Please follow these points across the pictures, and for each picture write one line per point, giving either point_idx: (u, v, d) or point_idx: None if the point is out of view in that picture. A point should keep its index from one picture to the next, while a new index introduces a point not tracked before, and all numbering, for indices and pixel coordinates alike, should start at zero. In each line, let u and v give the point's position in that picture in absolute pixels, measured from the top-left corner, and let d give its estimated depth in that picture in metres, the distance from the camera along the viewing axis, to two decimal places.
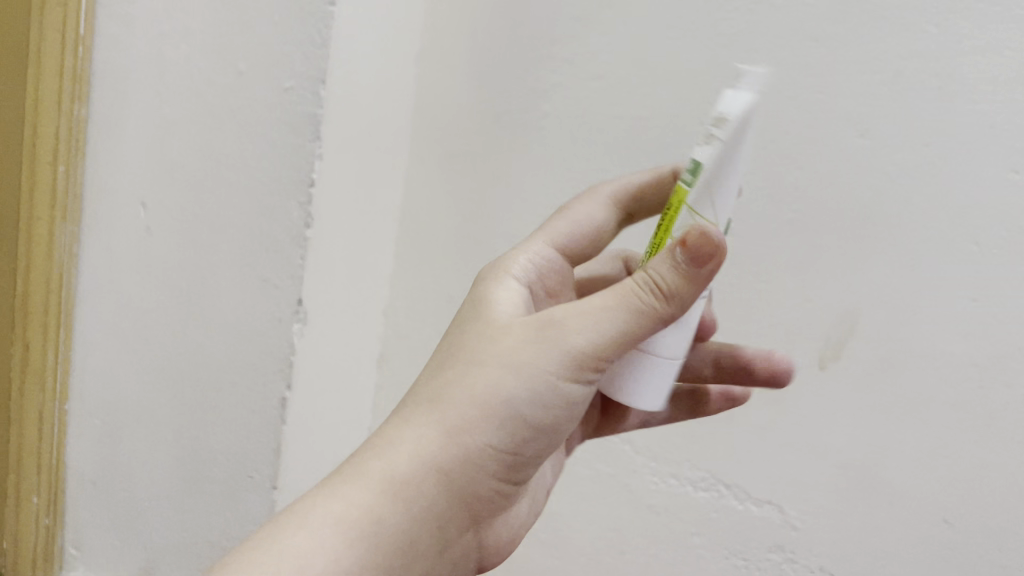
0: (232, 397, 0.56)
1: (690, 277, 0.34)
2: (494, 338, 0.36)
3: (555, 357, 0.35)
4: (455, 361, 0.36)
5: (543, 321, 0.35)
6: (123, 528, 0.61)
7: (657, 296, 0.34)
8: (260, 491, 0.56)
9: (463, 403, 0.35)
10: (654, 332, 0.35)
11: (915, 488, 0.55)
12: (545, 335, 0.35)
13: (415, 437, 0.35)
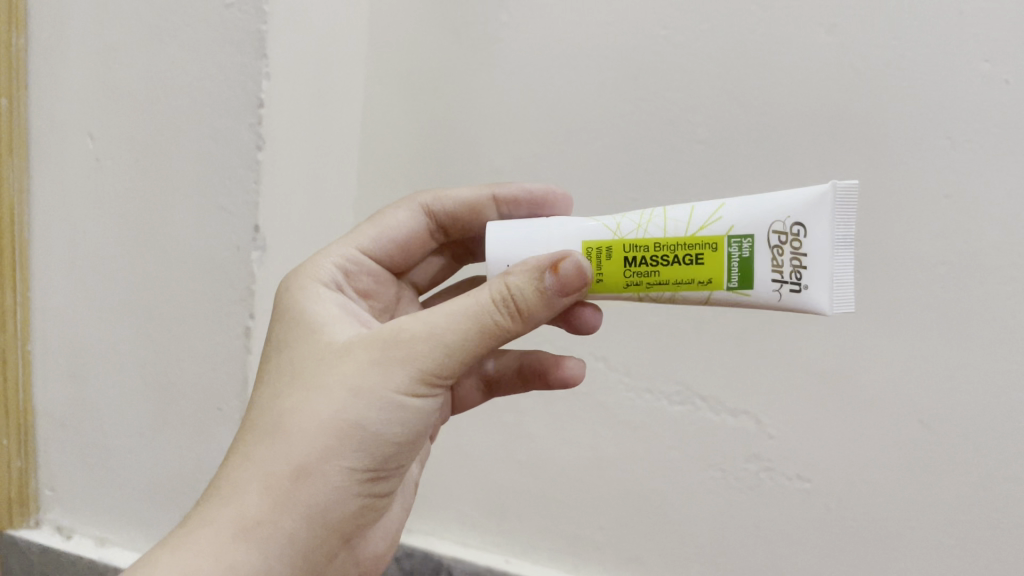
0: (196, 330, 0.55)
1: (541, 289, 0.34)
2: (318, 361, 0.36)
3: (399, 375, 0.34)
4: (295, 394, 0.36)
5: (383, 339, 0.35)
6: (95, 467, 0.60)
7: (484, 308, 0.34)
8: (230, 423, 0.55)
9: (310, 431, 0.34)
10: (476, 342, 0.34)
11: (890, 392, 0.54)
12: (388, 356, 0.35)
13: (253, 467, 0.34)
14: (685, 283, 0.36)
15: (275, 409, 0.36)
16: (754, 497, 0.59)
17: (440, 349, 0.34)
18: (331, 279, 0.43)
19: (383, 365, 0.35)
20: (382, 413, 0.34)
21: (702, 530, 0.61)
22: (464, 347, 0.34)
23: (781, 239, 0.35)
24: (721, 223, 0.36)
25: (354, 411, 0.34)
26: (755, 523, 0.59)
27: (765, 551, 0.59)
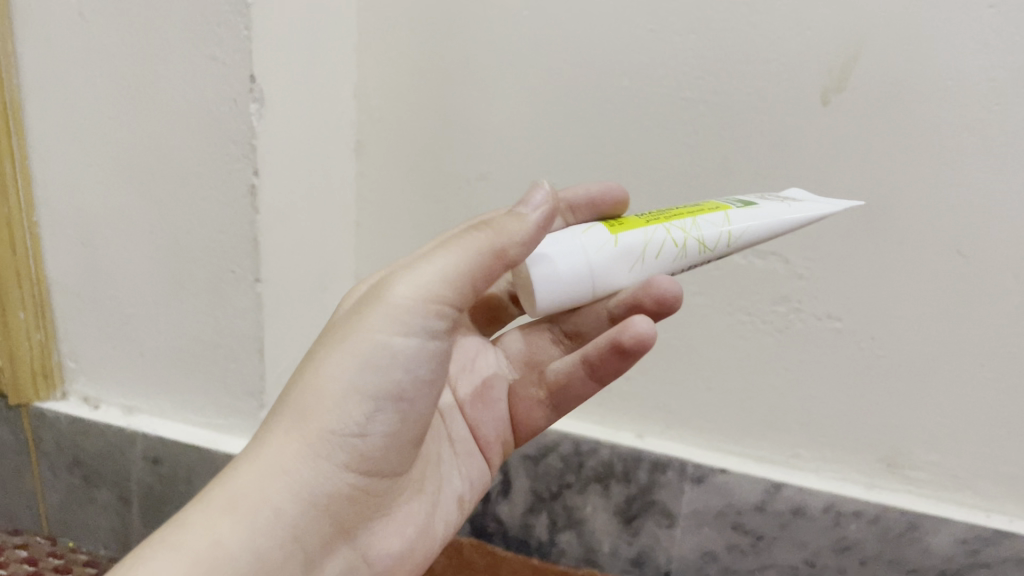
0: (200, 191, 0.54)
1: (523, 218, 0.36)
2: (333, 328, 0.39)
3: (388, 316, 0.36)
4: (312, 355, 0.38)
5: (397, 300, 0.37)
6: (113, 337, 0.60)
7: (488, 234, 0.36)
8: (244, 285, 0.55)
9: (319, 398, 0.36)
10: (479, 268, 0.36)
11: (926, 223, 0.52)
12: (395, 304, 0.36)
13: (279, 438, 0.36)
14: (704, 213, 0.41)
15: (293, 377, 0.38)
16: (782, 338, 0.58)
17: (437, 274, 0.36)
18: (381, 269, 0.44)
19: (380, 305, 0.37)
20: (382, 357, 0.37)
21: (729, 375, 0.60)
22: (471, 275, 0.36)
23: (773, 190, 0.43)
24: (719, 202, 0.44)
25: (354, 368, 0.36)
26: (784, 365, 0.59)
27: (793, 391, 0.59)
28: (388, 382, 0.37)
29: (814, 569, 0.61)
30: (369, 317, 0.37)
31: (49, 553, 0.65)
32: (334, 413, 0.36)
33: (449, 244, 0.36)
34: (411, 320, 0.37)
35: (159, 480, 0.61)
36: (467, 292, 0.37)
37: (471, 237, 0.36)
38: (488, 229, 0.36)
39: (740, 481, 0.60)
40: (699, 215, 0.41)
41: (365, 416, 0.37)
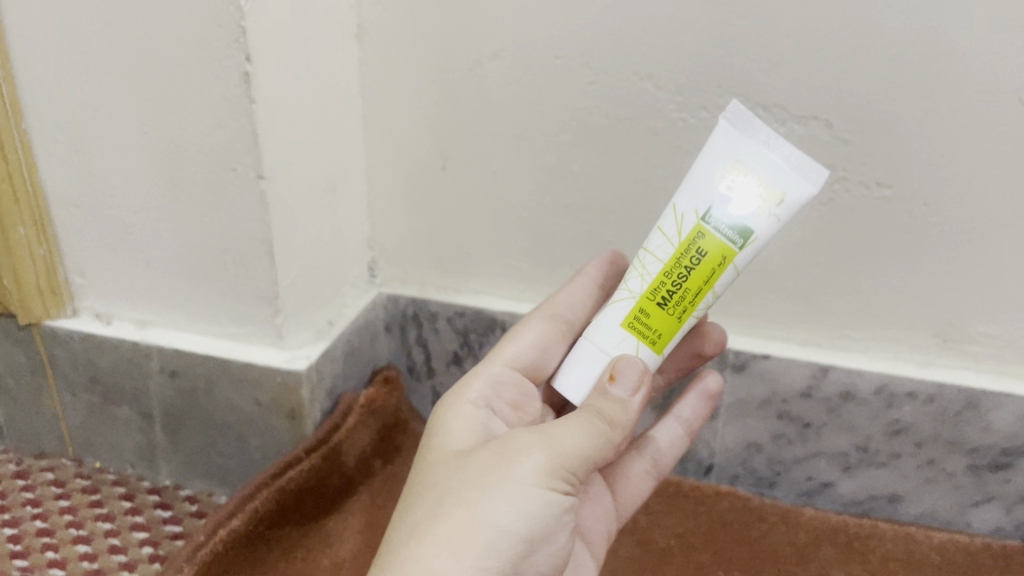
0: (190, 83, 0.49)
1: (624, 403, 0.41)
2: (446, 472, 0.39)
3: (526, 471, 0.37)
4: (431, 499, 0.38)
5: (514, 449, 0.38)
6: (118, 248, 0.57)
7: (603, 421, 0.40)
8: (247, 183, 0.51)
9: (472, 541, 0.36)
10: (600, 451, 0.39)
11: (987, 71, 0.47)
12: (517, 456, 0.38)
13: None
14: (714, 279, 0.41)
15: (413, 515, 0.38)
16: (829, 212, 0.53)
17: (545, 447, 0.38)
18: (482, 402, 0.45)
19: (512, 462, 0.38)
20: (524, 516, 0.37)
21: (769, 257, 0.56)
22: (595, 460, 0.39)
23: (728, 183, 0.41)
24: (691, 217, 0.42)
25: (506, 514, 0.37)
26: (830, 242, 0.54)
27: (841, 269, 0.55)
28: (531, 534, 0.37)
29: (865, 454, 0.58)
30: (497, 472, 0.38)
31: (77, 475, 0.64)
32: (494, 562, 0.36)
33: (568, 420, 0.39)
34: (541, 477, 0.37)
35: (180, 394, 0.59)
36: (582, 469, 0.39)
37: (589, 429, 0.39)
38: (607, 421, 0.40)
39: (785, 367, 0.57)
40: (712, 280, 0.41)
41: (511, 560, 0.37)
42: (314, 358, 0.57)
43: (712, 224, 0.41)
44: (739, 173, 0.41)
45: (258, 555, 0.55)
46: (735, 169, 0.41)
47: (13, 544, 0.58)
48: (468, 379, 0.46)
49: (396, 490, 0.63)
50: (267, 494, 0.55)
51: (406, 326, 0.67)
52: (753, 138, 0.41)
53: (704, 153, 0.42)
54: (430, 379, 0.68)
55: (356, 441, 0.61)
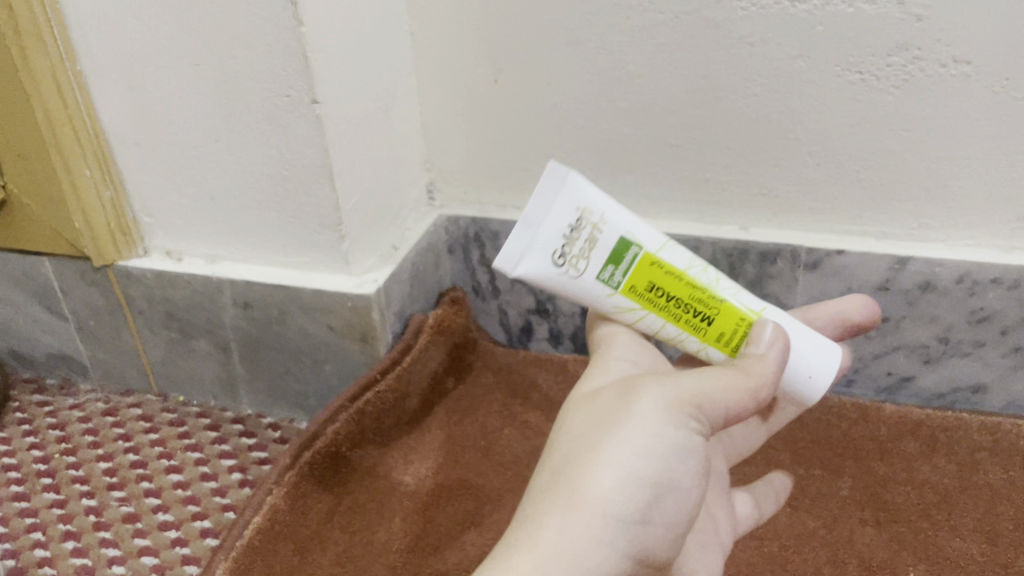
0: (234, 9, 0.48)
1: (769, 363, 0.38)
2: (591, 409, 0.37)
3: (654, 409, 0.34)
4: (579, 435, 0.35)
5: (665, 385, 0.35)
6: (182, 184, 0.57)
7: (749, 375, 0.37)
8: (302, 109, 0.51)
9: (596, 480, 0.33)
10: (747, 406, 0.36)
11: None
12: (665, 393, 0.35)
13: (558, 508, 0.33)
14: (694, 275, 0.39)
15: (559, 453, 0.35)
16: (901, 94, 0.51)
17: (692, 390, 0.35)
18: (631, 357, 0.42)
19: (634, 400, 0.35)
20: (651, 458, 0.34)
21: (840, 147, 0.54)
22: (737, 411, 0.36)
23: (565, 253, 0.37)
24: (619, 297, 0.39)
25: (629, 453, 0.34)
26: (904, 127, 0.52)
27: (916, 155, 0.52)
28: (658, 477, 0.34)
29: (947, 346, 0.57)
30: (622, 413, 0.35)
31: (163, 409, 0.66)
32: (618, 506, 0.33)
33: (715, 370, 0.36)
34: (668, 417, 0.34)
35: (254, 324, 0.60)
36: (727, 417, 0.36)
37: (736, 377, 0.36)
38: (752, 374, 0.37)
39: (860, 261, 0.56)
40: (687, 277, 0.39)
41: (637, 505, 0.33)
42: (381, 281, 0.57)
43: (620, 275, 0.38)
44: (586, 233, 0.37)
45: (343, 474, 0.57)
46: (580, 238, 0.37)
47: (109, 476, 0.61)
48: (607, 335, 0.42)
49: (469, 407, 0.64)
50: (347, 416, 0.57)
51: (468, 247, 0.66)
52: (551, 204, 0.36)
53: (542, 284, 0.38)
54: (496, 298, 0.68)
55: (429, 361, 0.62)
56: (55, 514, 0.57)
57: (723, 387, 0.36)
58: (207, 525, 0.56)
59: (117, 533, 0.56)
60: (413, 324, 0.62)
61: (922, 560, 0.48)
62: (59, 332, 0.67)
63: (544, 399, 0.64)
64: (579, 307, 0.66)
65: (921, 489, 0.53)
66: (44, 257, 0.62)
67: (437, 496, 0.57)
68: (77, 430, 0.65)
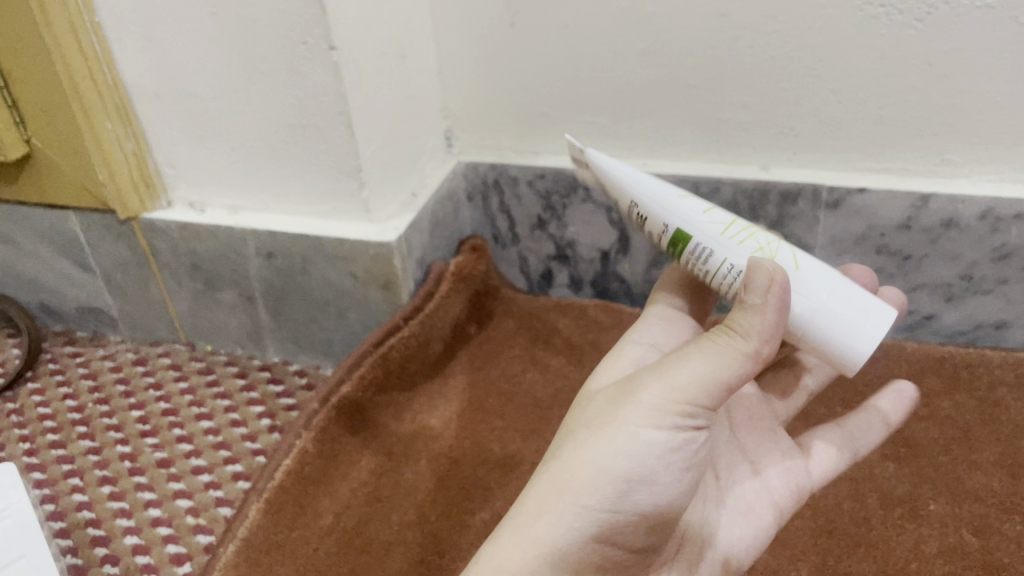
0: None
1: (760, 318, 0.35)
2: (589, 401, 0.39)
3: (639, 413, 0.36)
4: (578, 424, 0.38)
5: (645, 376, 0.37)
6: (203, 135, 0.58)
7: (735, 339, 0.35)
8: (318, 55, 0.51)
9: (574, 479, 0.36)
10: (736, 372, 0.35)
11: None
12: (641, 385, 0.36)
13: (544, 489, 0.36)
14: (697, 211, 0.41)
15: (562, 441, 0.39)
16: (924, 27, 0.50)
17: (669, 377, 0.36)
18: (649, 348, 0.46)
19: (627, 399, 0.37)
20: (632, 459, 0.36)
21: (862, 83, 0.53)
22: (732, 382, 0.35)
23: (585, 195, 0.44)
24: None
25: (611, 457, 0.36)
26: (927, 60, 0.51)
27: (940, 89, 0.52)
28: (637, 469, 0.36)
29: (970, 283, 0.57)
30: (615, 416, 0.37)
31: (192, 359, 0.67)
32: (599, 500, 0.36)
33: (700, 348, 0.36)
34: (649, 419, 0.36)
35: (277, 274, 0.61)
36: (713, 389, 0.35)
37: (720, 350, 0.35)
38: (736, 336, 0.35)
39: (881, 199, 0.55)
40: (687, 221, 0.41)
41: (616, 496, 0.36)
42: (402, 229, 0.58)
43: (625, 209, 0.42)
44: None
45: (370, 418, 0.58)
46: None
47: (141, 423, 0.62)
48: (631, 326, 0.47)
49: (492, 353, 0.64)
50: (372, 361, 0.58)
51: (487, 193, 0.66)
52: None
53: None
54: (515, 245, 0.68)
55: (450, 308, 0.63)
56: (91, 460, 0.59)
57: (717, 364, 0.35)
58: (238, 469, 0.58)
59: (152, 479, 0.57)
60: (434, 272, 0.62)
61: (943, 494, 0.49)
62: (87, 286, 0.68)
63: (566, 344, 0.65)
64: (599, 253, 0.66)
65: (942, 424, 0.53)
66: (69, 212, 0.63)
67: (462, 438, 0.58)
68: (109, 380, 0.66)
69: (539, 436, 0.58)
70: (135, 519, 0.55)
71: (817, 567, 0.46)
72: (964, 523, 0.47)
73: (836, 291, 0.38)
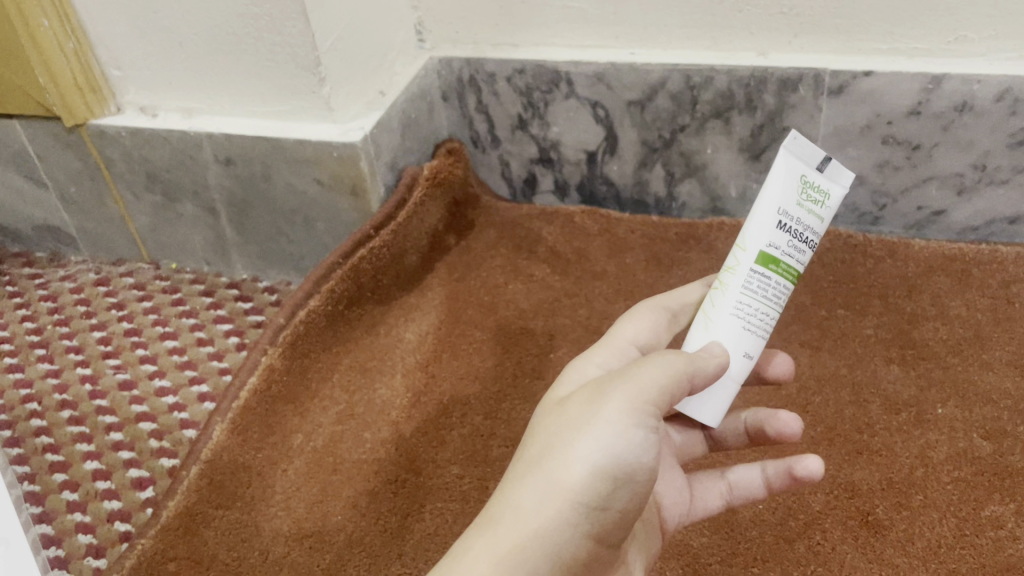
0: None
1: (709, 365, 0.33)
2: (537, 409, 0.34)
3: (611, 419, 0.30)
4: (533, 433, 0.33)
5: (602, 382, 0.32)
6: (148, 31, 0.53)
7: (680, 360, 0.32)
8: None
9: (549, 490, 0.30)
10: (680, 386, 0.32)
11: None
12: (602, 389, 0.31)
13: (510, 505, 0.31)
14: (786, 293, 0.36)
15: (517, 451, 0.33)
16: None
17: (627, 382, 0.31)
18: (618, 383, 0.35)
19: (594, 400, 0.31)
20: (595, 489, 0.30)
21: None
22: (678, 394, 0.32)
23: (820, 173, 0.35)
24: (753, 247, 0.35)
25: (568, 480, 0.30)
26: None
27: None
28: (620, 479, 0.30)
29: (983, 174, 0.52)
30: (568, 428, 0.31)
31: (156, 278, 0.64)
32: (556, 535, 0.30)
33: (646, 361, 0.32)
34: (610, 434, 0.30)
35: (238, 182, 0.56)
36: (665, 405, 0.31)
37: (670, 363, 0.31)
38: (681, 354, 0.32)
39: (888, 83, 0.51)
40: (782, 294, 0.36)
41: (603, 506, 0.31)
42: (368, 129, 0.53)
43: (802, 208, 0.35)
44: (816, 201, 0.35)
45: (342, 333, 0.54)
46: (808, 203, 0.35)
47: (102, 345, 0.59)
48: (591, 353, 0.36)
49: (472, 263, 0.61)
50: (342, 273, 0.54)
51: (464, 92, 0.62)
52: (809, 157, 0.35)
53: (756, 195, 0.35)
54: (496, 149, 0.64)
55: (426, 217, 0.59)
56: (50, 384, 0.56)
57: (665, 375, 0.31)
58: (205, 390, 0.55)
59: (114, 402, 0.54)
60: (405, 178, 0.58)
61: (952, 397, 0.46)
62: (41, 202, 0.64)
63: (550, 252, 0.61)
64: (585, 155, 0.61)
65: (951, 325, 0.49)
66: (15, 120, 0.59)
67: (439, 352, 0.54)
68: (69, 301, 0.63)
69: (522, 348, 0.54)
70: (96, 444, 0.52)
71: (815, 476, 0.43)
72: (974, 427, 0.44)
73: (721, 400, 0.35)
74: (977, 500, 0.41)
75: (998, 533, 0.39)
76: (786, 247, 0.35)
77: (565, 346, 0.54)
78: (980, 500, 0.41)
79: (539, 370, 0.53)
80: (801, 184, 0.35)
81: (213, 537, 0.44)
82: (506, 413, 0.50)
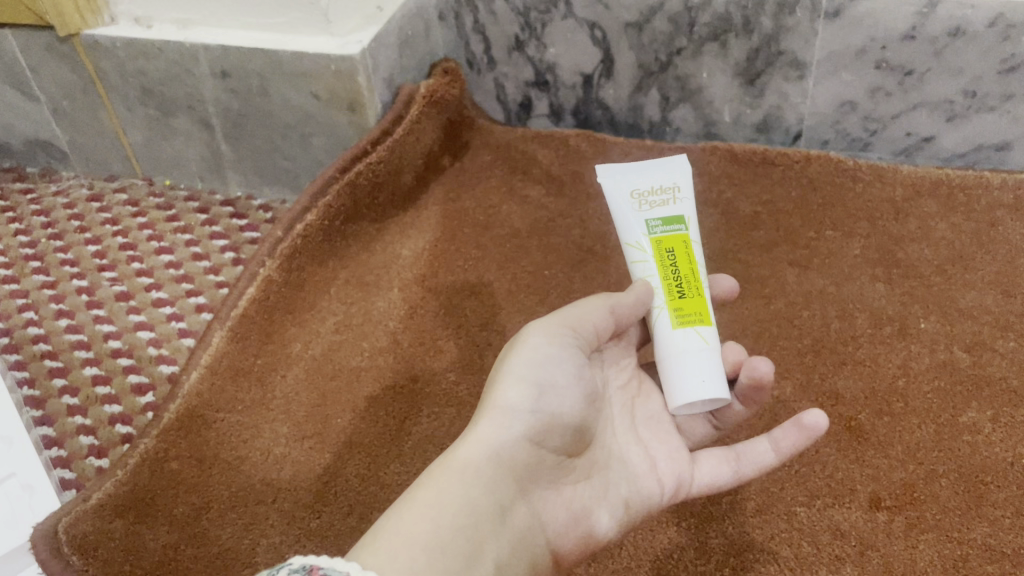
0: None
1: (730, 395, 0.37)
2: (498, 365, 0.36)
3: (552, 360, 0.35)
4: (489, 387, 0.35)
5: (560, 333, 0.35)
6: None
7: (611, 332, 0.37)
8: None
9: (491, 425, 0.33)
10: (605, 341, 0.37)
11: None
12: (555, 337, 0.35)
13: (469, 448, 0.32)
14: (693, 256, 0.37)
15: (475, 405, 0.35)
16: None
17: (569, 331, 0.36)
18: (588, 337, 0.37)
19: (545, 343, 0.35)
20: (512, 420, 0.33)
21: None
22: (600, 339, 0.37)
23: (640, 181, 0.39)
24: (643, 237, 0.38)
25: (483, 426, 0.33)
26: None
27: None
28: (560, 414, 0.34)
29: (973, 100, 0.53)
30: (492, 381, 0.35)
31: (150, 194, 0.64)
32: (482, 461, 0.32)
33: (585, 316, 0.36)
34: (526, 369, 0.34)
35: (234, 96, 0.56)
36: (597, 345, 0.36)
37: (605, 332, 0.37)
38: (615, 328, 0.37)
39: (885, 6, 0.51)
40: (694, 258, 0.37)
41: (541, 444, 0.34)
42: (366, 42, 0.53)
43: (658, 225, 0.38)
44: (663, 198, 0.38)
45: (339, 249, 0.55)
46: (655, 196, 0.38)
47: (98, 259, 0.59)
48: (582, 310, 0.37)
49: (467, 183, 0.61)
50: (339, 189, 0.54)
51: (460, 11, 0.61)
52: (626, 169, 0.39)
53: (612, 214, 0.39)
54: (492, 71, 0.64)
55: (422, 135, 0.59)
56: (46, 295, 0.56)
57: (580, 315, 0.36)
58: (202, 301, 0.55)
59: (111, 312, 0.55)
60: (402, 94, 0.57)
61: (935, 312, 0.47)
62: (33, 115, 0.63)
63: (545, 174, 0.61)
64: (581, 78, 0.62)
65: (936, 246, 0.51)
66: (7, 29, 0.58)
67: (435, 268, 0.55)
68: (62, 216, 0.63)
69: (517, 265, 0.55)
70: (95, 351, 0.52)
71: (801, 384, 0.44)
72: (956, 341, 0.45)
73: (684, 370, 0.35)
74: (956, 407, 0.42)
75: (974, 438, 0.41)
76: (650, 229, 0.38)
77: (560, 263, 0.55)
78: (959, 407, 0.42)
79: (533, 285, 0.54)
80: (637, 190, 0.38)
81: (214, 438, 0.45)
82: (501, 326, 0.51)
